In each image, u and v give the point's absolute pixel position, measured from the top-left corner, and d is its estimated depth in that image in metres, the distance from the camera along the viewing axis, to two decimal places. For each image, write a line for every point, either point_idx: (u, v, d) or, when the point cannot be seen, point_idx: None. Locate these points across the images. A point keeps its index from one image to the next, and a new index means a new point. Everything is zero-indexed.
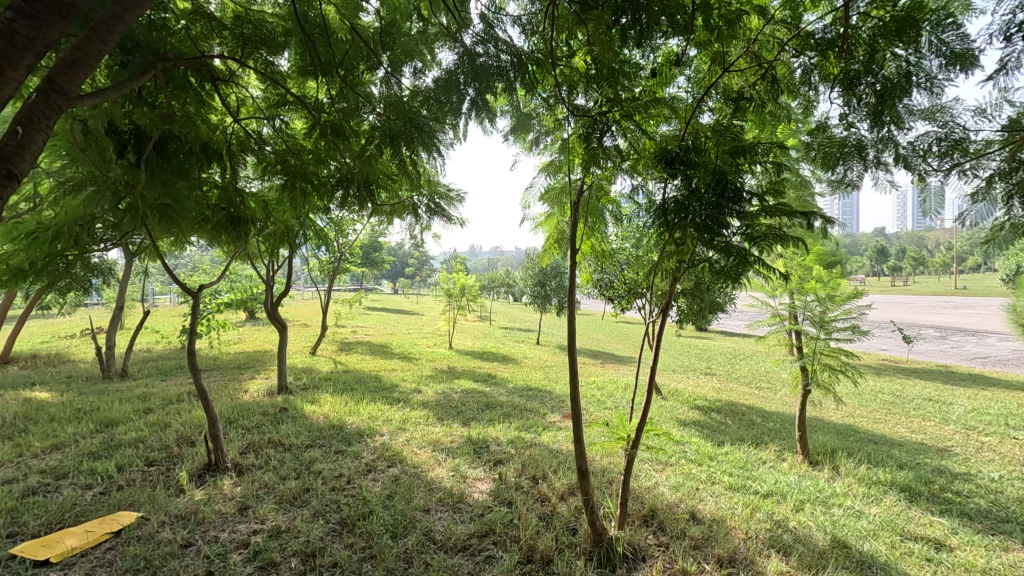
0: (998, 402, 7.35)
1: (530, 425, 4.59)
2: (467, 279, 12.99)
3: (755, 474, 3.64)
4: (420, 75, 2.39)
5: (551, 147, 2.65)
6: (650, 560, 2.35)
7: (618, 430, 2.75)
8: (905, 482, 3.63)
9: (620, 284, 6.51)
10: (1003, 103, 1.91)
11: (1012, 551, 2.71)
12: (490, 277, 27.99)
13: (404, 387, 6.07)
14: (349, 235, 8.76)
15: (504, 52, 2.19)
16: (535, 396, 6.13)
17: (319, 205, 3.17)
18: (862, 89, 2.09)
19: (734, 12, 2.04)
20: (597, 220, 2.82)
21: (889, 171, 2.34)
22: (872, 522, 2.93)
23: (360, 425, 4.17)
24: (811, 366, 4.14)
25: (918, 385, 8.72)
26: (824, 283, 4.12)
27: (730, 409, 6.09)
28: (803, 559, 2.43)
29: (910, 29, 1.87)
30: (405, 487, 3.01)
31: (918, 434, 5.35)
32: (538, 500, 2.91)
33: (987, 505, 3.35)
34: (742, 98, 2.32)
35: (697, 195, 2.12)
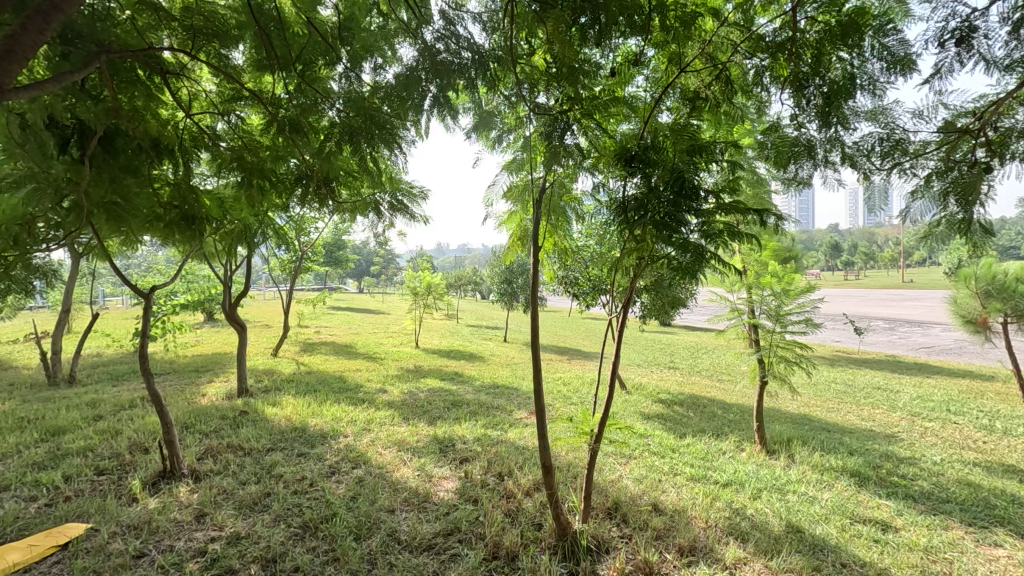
0: (940, 389, 7.75)
1: (496, 423, 4.59)
2: (433, 278, 12.88)
3: (715, 465, 3.74)
4: (381, 71, 2.36)
5: (514, 145, 2.66)
6: (613, 552, 2.38)
7: (581, 425, 2.78)
8: (855, 468, 3.80)
9: (585, 281, 6.58)
10: (939, 105, 2.01)
11: (952, 530, 2.87)
12: (457, 275, 27.86)
13: (369, 387, 5.99)
14: (311, 233, 8.57)
15: (465, 49, 2.19)
16: (502, 393, 6.15)
17: (278, 203, 3.10)
18: (811, 91, 2.18)
19: (689, 14, 2.09)
20: (560, 218, 2.85)
21: (836, 170, 2.45)
22: (824, 507, 3.05)
23: (323, 427, 4.10)
24: (768, 359, 4.28)
25: (868, 375, 9.12)
26: (779, 278, 4.25)
27: (692, 401, 6.23)
28: (759, 545, 2.52)
29: (854, 34, 1.95)
30: (369, 488, 2.97)
31: (868, 422, 5.60)
32: (504, 497, 2.92)
33: (930, 486, 3.54)
34: (698, 98, 2.38)
35: (656, 193, 2.18)
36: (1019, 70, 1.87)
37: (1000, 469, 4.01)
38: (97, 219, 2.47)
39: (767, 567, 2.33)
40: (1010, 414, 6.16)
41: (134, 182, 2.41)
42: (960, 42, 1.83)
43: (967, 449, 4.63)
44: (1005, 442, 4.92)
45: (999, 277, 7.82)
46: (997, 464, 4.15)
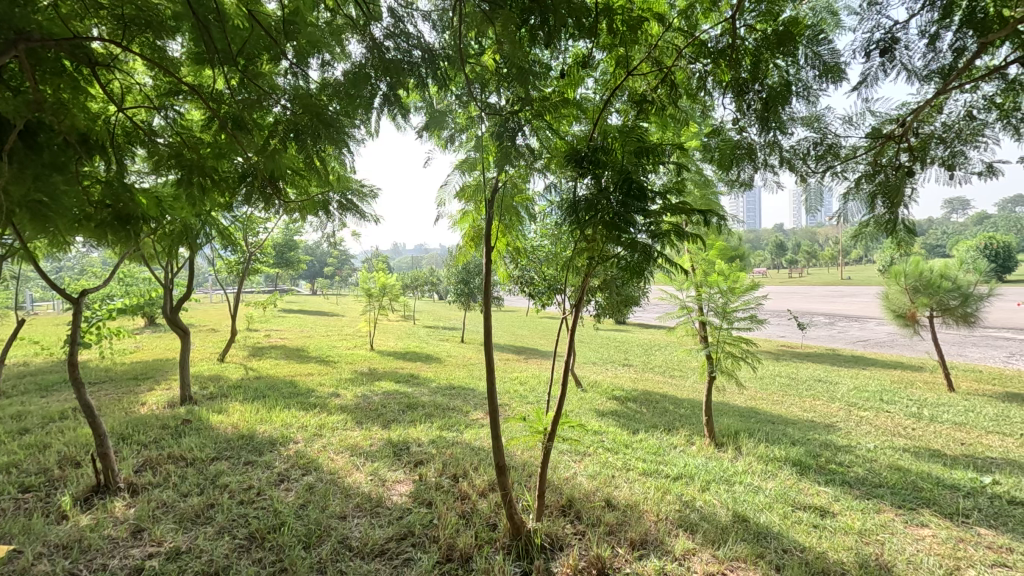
0: (874, 380, 8.22)
1: (452, 424, 4.56)
2: (388, 278, 12.71)
3: (666, 459, 3.84)
4: (329, 67, 2.31)
5: (467, 145, 2.66)
6: (567, 549, 2.41)
7: (534, 424, 2.80)
8: (798, 457, 3.98)
9: (540, 281, 6.64)
10: (866, 112, 2.13)
11: (883, 513, 3.04)
12: (413, 277, 27.55)
13: (321, 391, 5.84)
14: (260, 233, 8.29)
15: (415, 48, 2.18)
16: (458, 394, 6.13)
17: (221, 202, 2.97)
18: (750, 96, 2.27)
19: (634, 18, 2.14)
20: (513, 218, 2.85)
21: (775, 172, 2.56)
22: (768, 496, 3.18)
23: (273, 433, 3.97)
24: (715, 355, 4.40)
25: (809, 368, 9.57)
26: (725, 276, 4.40)
27: (646, 398, 6.38)
28: (707, 535, 2.59)
29: (788, 42, 2.05)
30: (320, 495, 2.90)
31: (809, 413, 5.87)
32: (458, 499, 2.91)
33: (864, 472, 3.74)
34: (645, 101, 2.44)
35: (606, 193, 2.21)
36: (936, 80, 2.01)
37: (927, 454, 4.28)
38: (19, 219, 2.24)
39: (714, 556, 2.41)
40: (936, 401, 6.59)
41: (61, 179, 2.20)
42: (884, 53, 1.95)
43: (898, 435, 4.92)
44: (931, 428, 5.26)
45: (925, 273, 8.36)
46: (924, 449, 4.43)
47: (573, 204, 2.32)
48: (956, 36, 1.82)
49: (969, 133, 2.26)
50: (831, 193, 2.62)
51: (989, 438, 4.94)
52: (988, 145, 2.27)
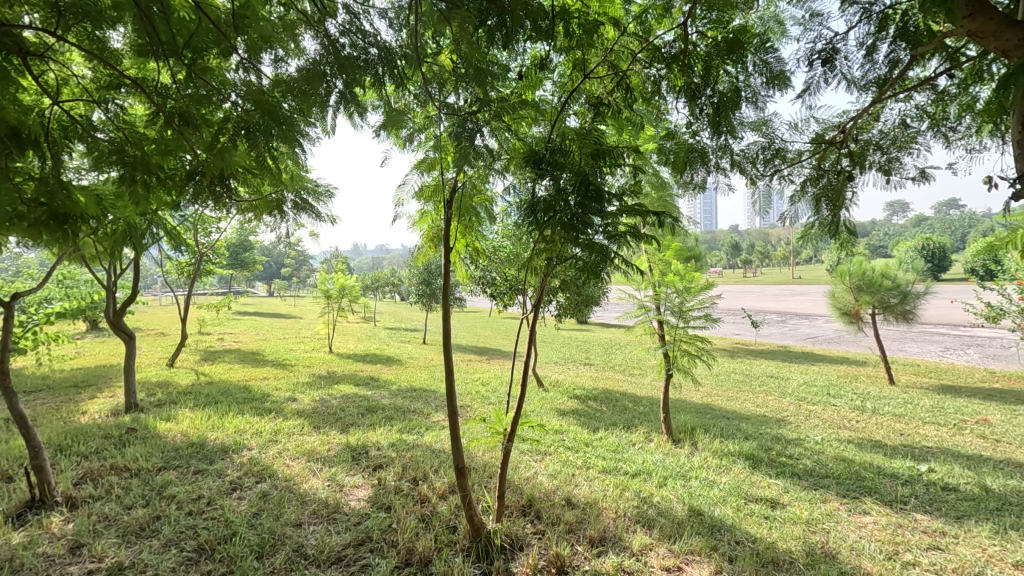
0: (822, 375, 8.58)
1: (412, 427, 4.51)
2: (348, 279, 12.48)
3: (625, 457, 3.90)
4: (282, 63, 2.25)
5: (426, 145, 2.63)
6: (526, 549, 2.42)
7: (494, 426, 2.78)
8: (750, 452, 4.11)
9: (502, 282, 6.65)
10: (810, 118, 2.23)
11: (829, 502, 3.18)
12: (374, 278, 27.13)
13: (277, 396, 5.68)
14: (212, 233, 8.00)
15: (372, 45, 2.15)
16: (419, 396, 6.07)
17: (168, 200, 2.84)
18: (702, 101, 2.34)
19: (590, 22, 2.17)
20: (473, 218, 2.83)
21: (727, 175, 2.65)
22: (722, 490, 3.27)
23: (225, 440, 3.83)
24: (672, 353, 4.49)
25: (761, 364, 9.90)
26: (681, 276, 4.51)
27: (606, 396, 6.47)
28: (664, 530, 2.65)
29: (737, 50, 2.12)
30: (275, 503, 2.82)
31: (761, 408, 6.08)
32: (418, 502, 2.88)
33: (812, 464, 3.90)
34: (602, 104, 2.48)
35: (564, 194, 2.22)
36: (873, 89, 2.11)
37: (869, 445, 4.50)
38: None
39: (670, 551, 2.46)
40: (878, 394, 6.93)
41: None
42: (825, 63, 2.04)
43: (843, 428, 5.14)
44: (873, 420, 5.52)
45: (868, 272, 8.76)
46: (867, 440, 4.65)
47: (531, 205, 2.32)
48: (890, 48, 1.92)
49: (904, 140, 2.39)
50: (779, 196, 2.72)
51: (926, 428, 5.22)
52: (921, 152, 2.40)
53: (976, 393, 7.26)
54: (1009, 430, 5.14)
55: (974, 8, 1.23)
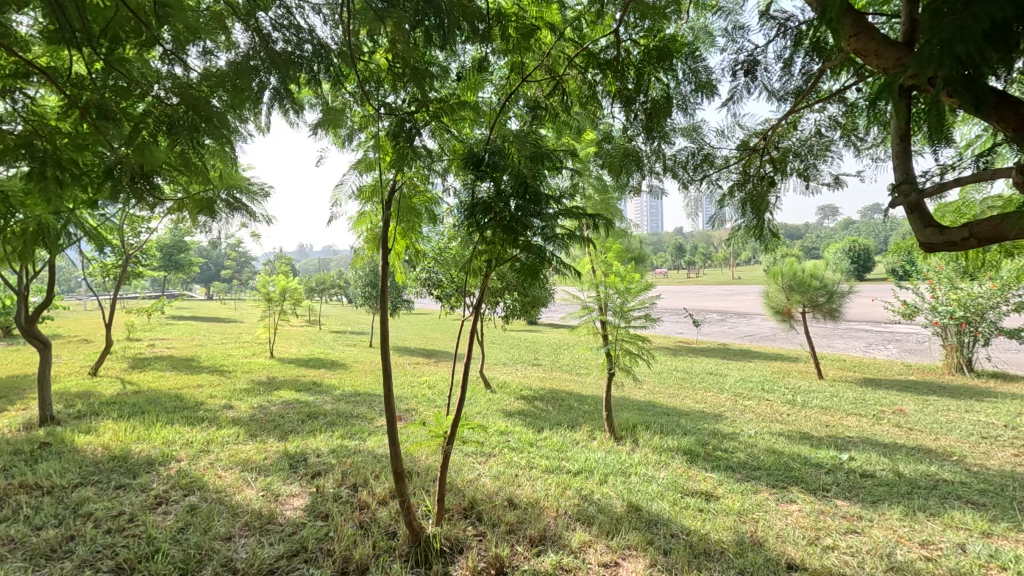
0: (758, 372, 8.97)
1: (355, 432, 4.42)
2: (290, 282, 12.04)
3: (569, 455, 3.95)
4: (211, 56, 2.12)
5: (365, 144, 2.57)
6: (466, 551, 2.42)
7: (435, 429, 2.74)
8: (688, 447, 4.25)
9: (448, 284, 6.59)
10: (736, 125, 2.33)
11: (759, 493, 3.33)
12: (320, 281, 26.37)
13: (211, 404, 5.41)
14: (141, 233, 7.54)
15: (306, 41, 2.07)
16: (363, 400, 5.95)
17: (85, 198, 2.65)
18: (636, 107, 2.42)
19: (526, 27, 2.20)
20: (415, 219, 2.78)
21: (661, 178, 2.74)
22: (660, 485, 3.37)
23: (151, 453, 3.63)
24: (614, 352, 4.58)
25: (702, 362, 10.25)
26: (622, 277, 4.61)
27: (552, 396, 6.54)
28: (602, 526, 2.70)
29: (666, 59, 2.20)
30: (203, 516, 2.69)
31: (700, 404, 6.31)
32: (357, 509, 2.82)
33: (745, 457, 4.07)
34: (540, 108, 2.52)
35: (502, 196, 2.22)
36: (791, 101, 2.23)
37: (798, 437, 4.74)
38: None
39: (608, 546, 2.51)
40: (807, 389, 7.32)
41: None
42: (747, 73, 2.14)
43: (775, 421, 5.39)
44: (802, 413, 5.83)
45: (799, 273, 9.21)
46: (796, 433, 4.89)
47: (470, 205, 2.32)
48: (805, 62, 2.04)
49: (820, 149, 2.54)
50: (710, 199, 2.83)
51: (848, 419, 5.56)
52: (835, 160, 2.56)
53: (894, 385, 7.78)
54: (921, 419, 5.54)
55: (858, 28, 1.31)
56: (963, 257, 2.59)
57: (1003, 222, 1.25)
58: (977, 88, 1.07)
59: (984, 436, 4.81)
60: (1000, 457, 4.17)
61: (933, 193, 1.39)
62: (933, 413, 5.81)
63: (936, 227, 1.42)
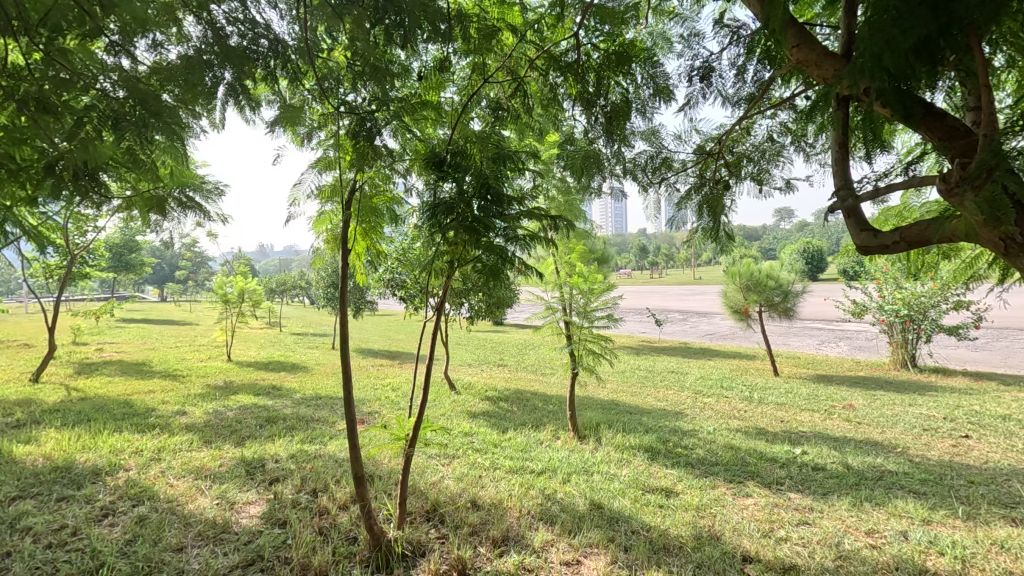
0: (717, 370, 9.21)
1: (315, 436, 4.33)
2: (248, 283, 11.70)
3: (532, 455, 3.97)
4: (162, 49, 2.03)
5: (325, 144, 2.52)
6: (429, 554, 2.40)
7: (396, 432, 2.71)
8: (649, 444, 4.33)
9: (412, 284, 6.52)
10: (692, 129, 2.39)
11: (716, 488, 3.42)
12: (282, 282, 25.72)
13: (163, 410, 5.21)
14: (88, 232, 7.19)
15: (263, 36, 2.01)
16: (325, 404, 5.84)
17: (24, 195, 2.50)
18: (596, 110, 2.45)
19: (487, 29, 2.20)
20: (376, 220, 2.74)
21: (621, 180, 2.79)
22: (622, 482, 3.42)
23: (96, 462, 3.46)
24: (577, 352, 4.62)
25: (664, 360, 10.45)
26: (585, 277, 4.66)
27: (517, 397, 6.56)
28: (564, 525, 2.72)
29: (625, 64, 2.24)
30: (153, 527, 2.59)
31: (662, 402, 6.43)
32: (316, 515, 2.77)
33: (704, 453, 4.17)
34: (501, 109, 2.52)
35: (464, 197, 2.21)
36: (744, 107, 2.30)
37: (754, 432, 4.89)
38: None
39: (570, 545, 2.53)
40: (763, 386, 7.56)
41: None
42: (702, 79, 2.20)
43: (733, 418, 5.54)
44: (758, 409, 6.01)
45: (756, 273, 9.49)
46: (752, 428, 5.05)
47: (432, 206, 2.30)
48: (757, 69, 2.11)
49: (772, 154, 2.64)
50: (668, 202, 2.89)
51: (802, 415, 5.77)
52: (786, 164, 2.65)
53: (844, 380, 8.11)
54: (869, 413, 5.80)
55: (800, 39, 1.38)
56: (905, 258, 2.72)
57: (929, 227, 1.33)
58: (907, 100, 1.18)
59: (926, 428, 5.06)
60: (940, 449, 4.40)
61: (868, 199, 1.46)
62: (879, 407, 6.09)
63: (871, 231, 1.50)
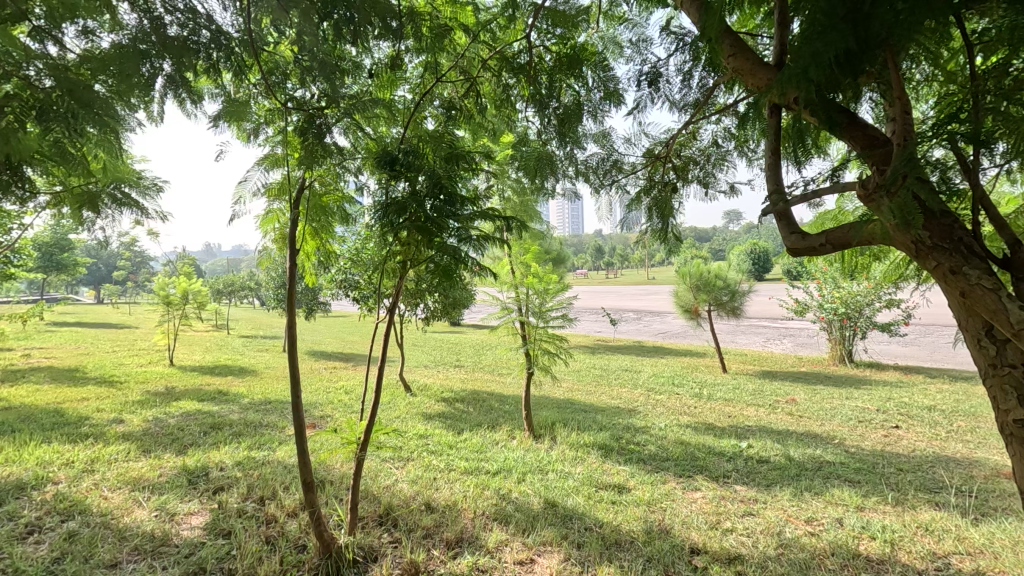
0: (669, 367, 9.46)
1: (263, 442, 4.19)
2: (193, 284, 11.21)
3: (488, 455, 3.97)
4: (93, 37, 1.88)
5: (273, 140, 2.44)
6: (381, 559, 2.36)
7: (347, 435, 2.64)
8: (603, 442, 4.40)
9: (366, 285, 6.41)
10: (641, 132, 2.44)
11: (667, 483, 3.51)
12: (229, 283, 24.74)
13: (97, 418, 4.92)
14: (13, 230, 6.72)
15: (204, 27, 1.91)
16: (274, 408, 5.66)
17: None
18: (549, 112, 2.46)
19: (439, 27, 2.19)
20: (326, 219, 2.67)
21: (574, 181, 2.83)
22: (576, 480, 3.46)
23: (21, 476, 3.24)
24: (533, 352, 4.65)
25: (619, 359, 10.65)
26: (540, 277, 4.69)
27: (473, 397, 6.54)
28: (518, 524, 2.73)
29: (576, 66, 2.27)
30: (84, 543, 2.44)
31: (616, 400, 6.55)
32: (263, 523, 2.68)
33: (656, 449, 4.28)
34: (454, 109, 2.51)
35: (417, 197, 2.18)
36: (690, 113, 2.37)
37: (704, 427, 5.04)
38: None
39: (524, 544, 2.55)
40: (712, 382, 7.81)
41: None
42: (650, 84, 2.25)
43: (683, 414, 5.71)
44: (707, 405, 6.21)
45: (705, 273, 9.81)
46: (701, 424, 5.21)
47: (384, 205, 2.25)
48: (702, 76, 2.18)
49: (717, 158, 2.73)
50: (619, 203, 2.94)
51: (748, 409, 5.99)
52: (730, 169, 2.75)
53: (788, 376, 8.48)
54: (810, 406, 6.08)
55: (736, 48, 1.44)
56: (841, 259, 2.86)
57: (850, 230, 1.40)
58: (829, 109, 1.28)
59: (860, 419, 5.36)
60: (873, 439, 4.66)
61: (796, 202, 1.53)
62: (819, 401, 6.40)
63: (799, 233, 1.57)
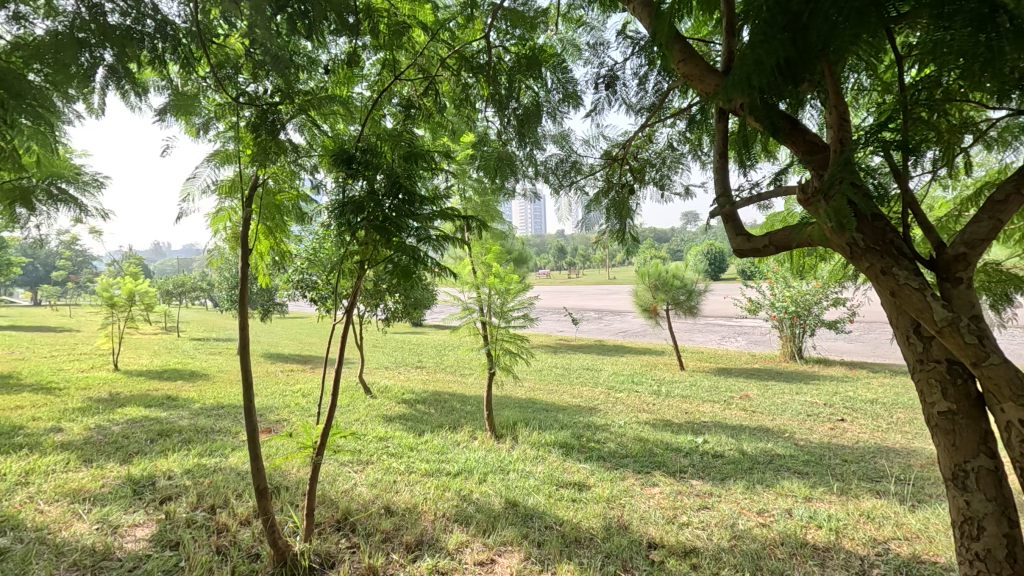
0: (629, 365, 9.63)
1: (215, 449, 4.04)
2: (139, 285, 10.71)
3: (449, 457, 3.95)
4: (25, 22, 1.75)
5: (223, 135, 2.35)
6: (339, 565, 2.31)
7: (303, 440, 2.58)
8: (564, 440, 4.44)
9: (324, 285, 6.27)
10: (598, 134, 2.47)
11: (626, 479, 3.57)
12: (180, 283, 23.78)
13: (33, 428, 4.64)
14: None
15: (149, 16, 1.83)
16: (227, 413, 5.47)
17: None
18: (509, 112, 2.46)
19: (398, 24, 2.16)
20: (280, 218, 2.59)
21: (534, 181, 2.84)
22: (537, 479, 3.48)
23: None
24: (495, 352, 4.64)
25: (580, 358, 10.77)
26: (501, 277, 4.69)
27: (435, 398, 6.49)
28: (479, 525, 2.73)
29: (535, 67, 2.28)
30: (16, 560, 2.29)
31: (576, 399, 6.62)
32: (214, 533, 2.58)
33: (615, 446, 4.35)
34: (413, 107, 2.49)
35: (375, 197, 2.14)
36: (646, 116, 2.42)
37: (661, 424, 5.15)
38: None
39: (485, 545, 2.54)
40: (670, 380, 7.99)
41: None
42: (607, 87, 2.29)
43: (642, 411, 5.82)
44: (665, 402, 6.35)
45: (663, 273, 10.03)
46: (659, 420, 5.32)
47: (340, 204, 2.19)
48: (657, 80, 2.23)
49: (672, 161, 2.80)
50: (578, 204, 2.97)
51: (704, 406, 6.16)
52: (685, 171, 2.82)
53: (742, 372, 8.77)
54: (762, 402, 6.30)
55: (686, 54, 1.47)
56: (790, 259, 2.97)
57: (792, 231, 1.45)
58: (771, 115, 1.32)
59: (809, 414, 5.58)
60: (820, 432, 4.87)
61: (743, 204, 1.59)
62: (771, 396, 6.64)
63: (744, 235, 1.63)
